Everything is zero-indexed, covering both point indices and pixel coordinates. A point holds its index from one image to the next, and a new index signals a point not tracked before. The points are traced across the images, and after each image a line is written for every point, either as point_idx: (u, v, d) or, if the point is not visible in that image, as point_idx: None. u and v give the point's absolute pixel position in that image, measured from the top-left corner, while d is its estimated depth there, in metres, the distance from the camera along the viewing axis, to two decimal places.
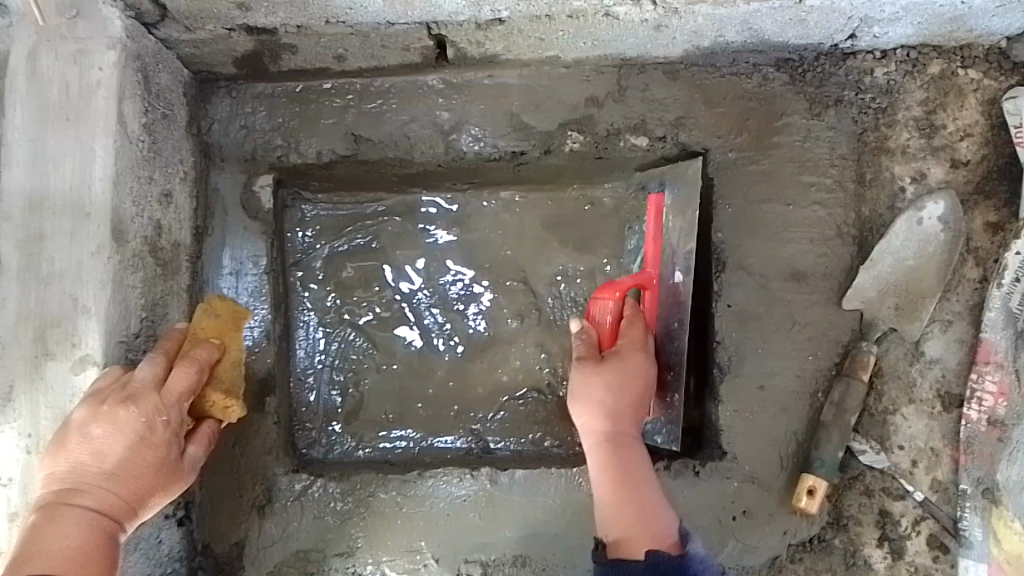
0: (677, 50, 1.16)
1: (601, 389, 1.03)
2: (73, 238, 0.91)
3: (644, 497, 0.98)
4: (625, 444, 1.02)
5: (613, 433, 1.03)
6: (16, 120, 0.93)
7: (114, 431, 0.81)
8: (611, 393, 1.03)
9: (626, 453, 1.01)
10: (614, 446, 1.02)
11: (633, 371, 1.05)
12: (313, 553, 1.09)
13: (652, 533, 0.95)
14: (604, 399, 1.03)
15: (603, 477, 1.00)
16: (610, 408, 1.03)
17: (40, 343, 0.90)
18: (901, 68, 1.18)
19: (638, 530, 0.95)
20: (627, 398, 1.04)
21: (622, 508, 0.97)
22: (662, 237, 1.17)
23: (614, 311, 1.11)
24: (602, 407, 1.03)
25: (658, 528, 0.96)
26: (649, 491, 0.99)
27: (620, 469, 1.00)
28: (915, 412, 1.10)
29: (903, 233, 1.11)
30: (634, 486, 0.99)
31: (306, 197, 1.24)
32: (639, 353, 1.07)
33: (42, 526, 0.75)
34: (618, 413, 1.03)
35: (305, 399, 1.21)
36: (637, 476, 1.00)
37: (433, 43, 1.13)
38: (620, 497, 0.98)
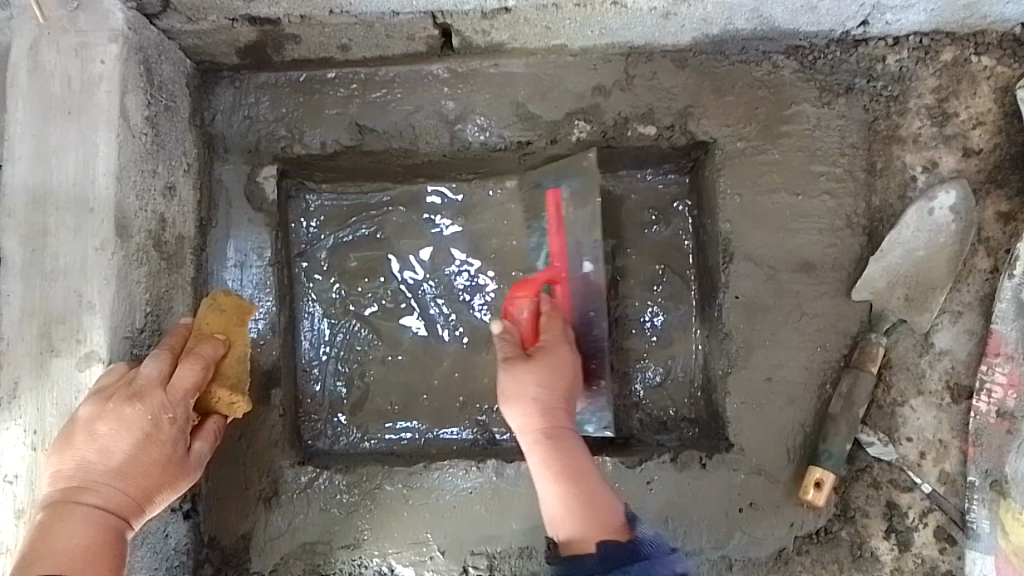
0: (685, 37, 1.14)
1: (534, 384, 0.99)
2: (77, 233, 0.91)
3: (590, 486, 0.93)
4: (564, 436, 0.98)
5: (551, 429, 0.98)
6: (18, 115, 0.93)
7: (120, 429, 0.81)
8: (543, 386, 1.00)
9: (566, 443, 0.97)
10: (553, 441, 0.97)
11: (558, 364, 1.02)
12: (320, 544, 1.10)
13: (600, 521, 0.89)
14: (534, 396, 0.99)
15: (545, 472, 0.95)
16: (543, 401, 0.99)
17: (46, 339, 0.90)
18: (913, 55, 1.16)
19: (586, 520, 0.89)
20: (558, 392, 1.00)
21: (570, 499, 0.92)
22: (563, 230, 1.13)
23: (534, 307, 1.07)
24: (535, 404, 0.99)
25: (606, 514, 0.90)
26: (595, 478, 0.94)
27: (560, 460, 0.95)
28: (923, 404, 1.10)
29: (914, 224, 1.10)
30: (576, 475, 0.94)
31: (310, 187, 1.24)
32: (561, 345, 1.04)
33: (50, 524, 0.75)
34: (553, 408, 0.99)
35: (311, 389, 1.21)
36: (578, 464, 0.95)
37: (438, 32, 1.12)
38: (565, 488, 0.93)
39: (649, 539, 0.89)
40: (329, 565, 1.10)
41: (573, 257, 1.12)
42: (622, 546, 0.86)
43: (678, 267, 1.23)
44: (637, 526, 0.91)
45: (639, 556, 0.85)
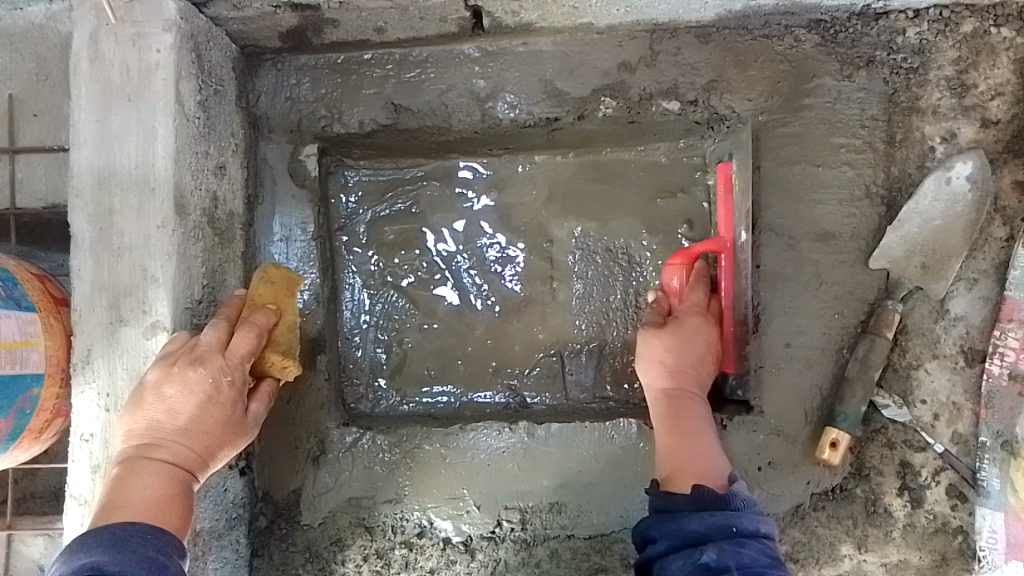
0: (709, 14, 1.18)
1: (662, 347, 1.09)
2: (139, 212, 0.98)
3: (697, 445, 1.01)
4: (688, 396, 1.08)
5: (672, 388, 1.08)
6: (82, 101, 0.99)
7: (186, 392, 0.88)
8: (675, 343, 1.09)
9: (686, 404, 1.07)
10: (675, 403, 1.07)
11: (692, 330, 1.11)
12: (364, 499, 1.18)
13: (704, 475, 0.98)
14: (664, 357, 1.09)
15: (663, 430, 1.05)
16: (668, 363, 1.09)
17: (115, 310, 0.97)
18: (933, 27, 1.19)
19: (692, 470, 0.99)
20: (687, 356, 1.09)
21: (682, 453, 1.01)
22: (731, 203, 1.20)
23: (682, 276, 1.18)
24: (662, 365, 1.09)
25: (710, 470, 0.98)
26: (708, 440, 1.03)
27: (676, 417, 1.05)
28: (938, 367, 1.14)
29: (931, 193, 1.13)
30: (689, 433, 1.03)
31: (349, 164, 1.31)
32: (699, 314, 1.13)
33: (124, 477, 0.83)
34: (679, 370, 1.09)
35: (353, 355, 1.29)
36: (695, 426, 1.04)
37: (469, 14, 1.17)
38: (677, 441, 1.03)
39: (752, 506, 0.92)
40: (373, 518, 1.18)
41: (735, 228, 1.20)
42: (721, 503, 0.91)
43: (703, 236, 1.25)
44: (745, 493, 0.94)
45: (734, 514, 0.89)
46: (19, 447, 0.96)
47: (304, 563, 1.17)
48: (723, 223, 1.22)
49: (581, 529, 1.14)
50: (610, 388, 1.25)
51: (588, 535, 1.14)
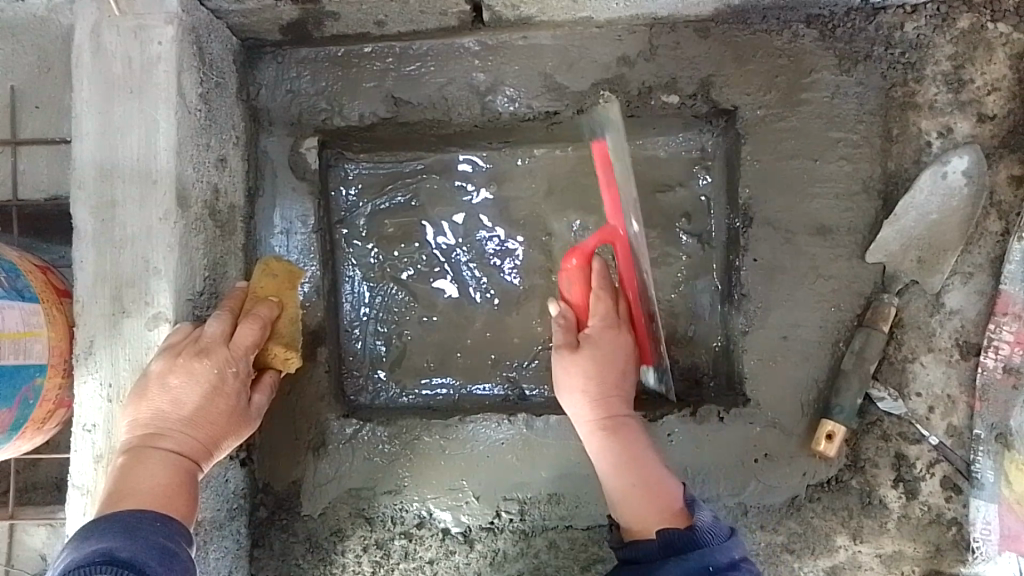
0: (707, 8, 1.19)
1: (583, 375, 1.06)
2: (142, 204, 0.98)
3: (646, 475, 1.00)
4: (622, 420, 1.05)
5: (603, 418, 1.05)
6: (84, 94, 0.99)
7: (190, 383, 0.89)
8: (594, 369, 1.06)
9: (622, 429, 1.04)
10: (612, 432, 1.04)
11: (607, 350, 1.08)
12: (364, 490, 1.19)
13: (661, 509, 0.96)
14: (587, 386, 1.06)
15: (605, 465, 1.02)
16: (592, 392, 1.06)
17: (117, 302, 0.97)
18: (931, 22, 1.20)
19: (647, 510, 0.97)
20: (606, 376, 1.06)
21: (630, 491, 0.99)
22: (615, 186, 1.11)
23: (581, 281, 1.13)
24: (587, 396, 1.06)
25: (664, 500, 0.97)
26: (654, 465, 1.01)
27: (613, 448, 1.03)
28: (933, 360, 1.15)
29: (927, 189, 1.15)
30: (631, 463, 1.01)
31: (348, 156, 1.31)
32: (608, 326, 1.10)
33: (131, 465, 0.84)
34: (603, 397, 1.06)
35: (352, 347, 1.30)
36: (639, 451, 1.02)
37: (470, 7, 1.17)
38: (621, 476, 1.00)
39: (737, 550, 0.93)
40: (373, 509, 1.18)
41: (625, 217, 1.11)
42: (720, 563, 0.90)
43: (699, 230, 1.28)
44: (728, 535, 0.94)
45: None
46: (21, 438, 0.95)
47: (304, 553, 1.18)
48: (612, 210, 1.14)
49: (579, 520, 1.15)
50: None
51: (586, 526, 1.15)
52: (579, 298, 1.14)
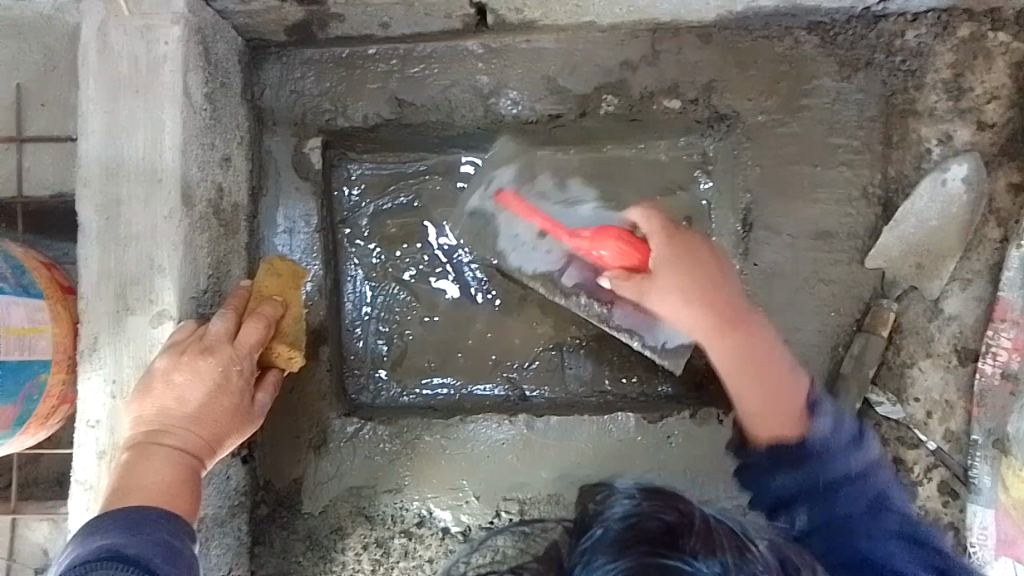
0: (710, 14, 1.20)
1: (670, 286, 1.02)
2: (147, 202, 0.98)
3: (771, 380, 1.00)
4: (736, 329, 1.03)
5: (723, 322, 1.03)
6: (90, 92, 1.00)
7: (195, 380, 0.90)
8: (680, 278, 1.02)
9: (740, 340, 1.02)
10: (734, 331, 1.03)
11: (682, 253, 1.03)
12: (365, 488, 1.19)
13: (783, 413, 0.96)
14: (682, 296, 1.02)
15: (729, 364, 1.03)
16: (692, 299, 1.02)
17: (121, 299, 0.98)
18: (931, 31, 1.21)
19: (772, 413, 0.97)
20: (697, 275, 1.02)
21: (755, 393, 1.00)
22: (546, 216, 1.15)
23: (614, 239, 1.05)
24: (684, 303, 1.02)
25: (788, 397, 0.98)
26: (769, 354, 1.02)
27: (733, 343, 1.03)
28: (931, 365, 1.17)
29: (927, 193, 1.17)
30: (753, 369, 1.01)
31: (352, 157, 1.31)
32: (679, 255, 1.02)
33: (136, 462, 0.85)
34: (705, 297, 1.03)
35: (354, 346, 1.30)
36: (757, 364, 1.01)
37: (474, 11, 1.18)
38: (749, 386, 1.01)
39: (852, 505, 0.86)
40: (373, 508, 1.19)
41: (572, 221, 1.20)
42: (835, 548, 0.84)
43: None
44: (841, 484, 0.88)
45: (884, 542, 0.84)
46: (25, 433, 0.95)
47: (305, 551, 1.18)
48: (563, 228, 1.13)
49: None
50: (608, 381, 1.27)
51: None
52: (631, 257, 1.04)
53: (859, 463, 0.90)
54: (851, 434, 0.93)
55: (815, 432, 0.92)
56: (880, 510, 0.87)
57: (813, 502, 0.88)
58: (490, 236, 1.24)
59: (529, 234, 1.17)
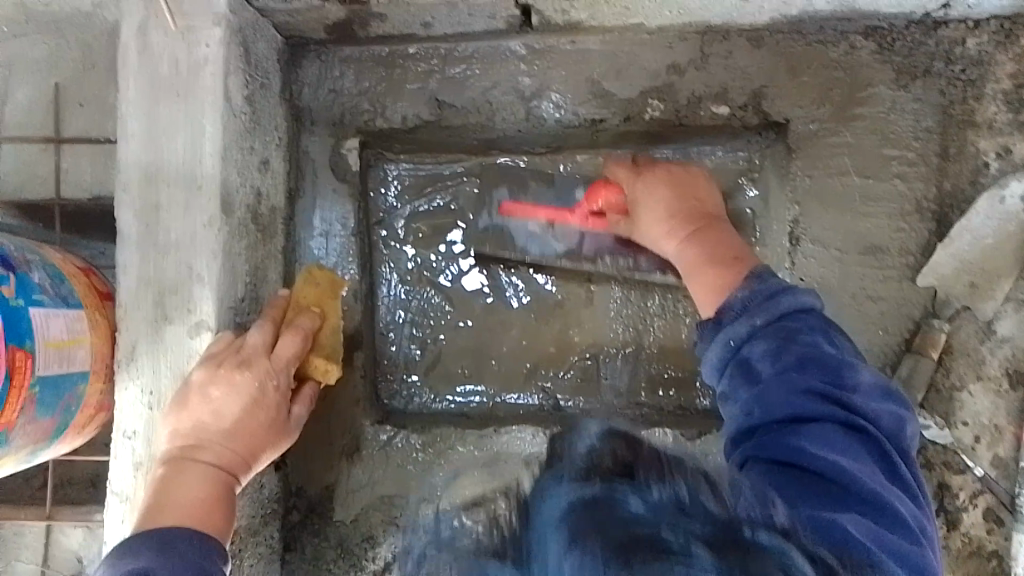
0: (763, 18, 1.14)
1: (642, 206, 1.11)
2: (186, 209, 0.97)
3: (710, 257, 1.03)
4: (703, 224, 1.08)
5: (685, 223, 1.08)
6: (130, 94, 0.98)
7: (231, 395, 0.88)
8: (649, 194, 1.11)
9: (695, 230, 1.07)
10: (689, 228, 1.07)
11: (652, 180, 1.12)
12: (398, 497, 1.18)
13: (714, 283, 0.99)
14: (653, 208, 1.10)
15: (687, 255, 1.06)
16: (662, 210, 1.10)
17: (160, 307, 0.97)
18: (993, 39, 1.15)
19: (708, 286, 1.00)
20: (670, 195, 1.10)
21: (699, 274, 1.02)
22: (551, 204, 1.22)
23: (599, 188, 1.16)
24: (655, 215, 1.10)
25: (722, 266, 1.00)
26: (721, 240, 1.05)
27: (688, 233, 1.07)
28: (981, 389, 1.13)
29: (984, 210, 1.12)
30: (702, 251, 1.04)
31: (389, 157, 1.28)
32: (644, 176, 1.12)
33: (172, 478, 0.84)
34: (674, 209, 1.09)
35: (388, 351, 1.28)
36: (717, 243, 1.04)
37: (519, 11, 1.13)
38: (695, 266, 1.04)
39: (763, 364, 0.85)
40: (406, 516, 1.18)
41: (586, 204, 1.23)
42: (760, 415, 0.83)
43: None
44: (750, 349, 0.87)
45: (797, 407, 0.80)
46: (63, 441, 0.94)
47: (336, 559, 1.17)
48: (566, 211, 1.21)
49: None
50: (644, 393, 1.25)
51: None
52: (614, 203, 1.15)
53: (770, 314, 0.89)
54: (772, 292, 0.91)
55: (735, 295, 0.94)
56: (788, 363, 0.83)
57: (735, 367, 0.88)
58: (508, 243, 1.25)
59: (540, 226, 1.23)
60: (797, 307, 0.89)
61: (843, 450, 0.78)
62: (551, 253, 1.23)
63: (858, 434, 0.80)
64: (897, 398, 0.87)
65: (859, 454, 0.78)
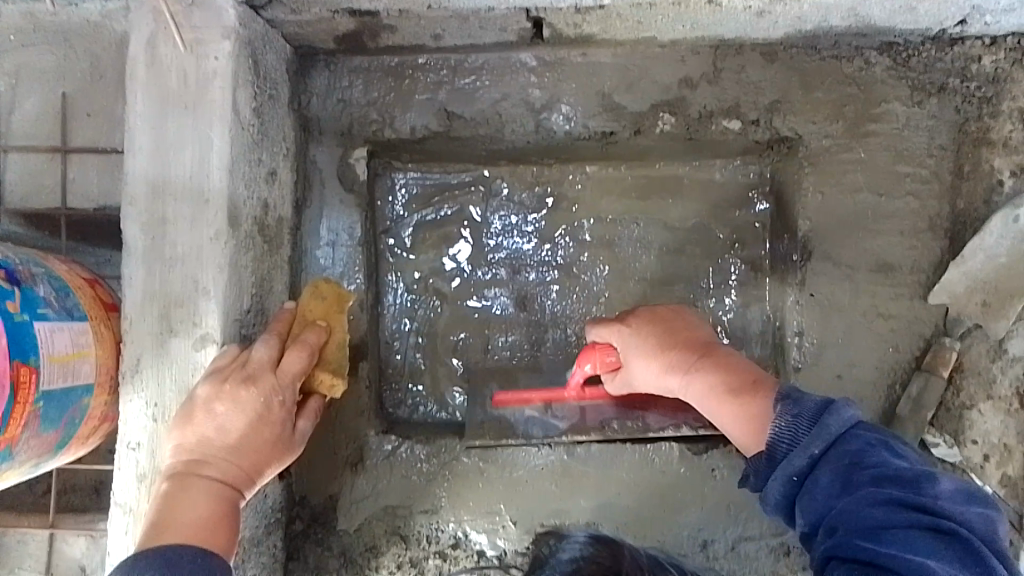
0: (777, 33, 1.13)
1: (635, 360, 1.01)
2: (193, 223, 0.97)
3: (725, 389, 0.91)
4: (701, 352, 0.97)
5: (683, 359, 0.97)
6: (138, 107, 0.97)
7: (236, 410, 0.88)
8: (637, 343, 1.01)
9: (697, 365, 0.96)
10: (689, 363, 0.96)
11: (639, 327, 1.02)
12: (401, 508, 1.18)
13: (748, 420, 0.87)
14: (647, 361, 1.00)
15: (700, 395, 0.95)
16: (655, 356, 0.99)
17: (165, 320, 0.97)
18: (1011, 56, 1.13)
19: (741, 427, 0.88)
20: (658, 339, 1.00)
21: (728, 416, 0.90)
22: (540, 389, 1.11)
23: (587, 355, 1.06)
24: (653, 363, 0.99)
25: (748, 396, 0.88)
26: (726, 366, 0.94)
27: (691, 367, 0.96)
28: (991, 408, 1.11)
29: (997, 231, 1.10)
30: (713, 386, 0.93)
31: (397, 167, 1.28)
32: (627, 324, 1.03)
33: (175, 495, 0.83)
34: (668, 349, 0.98)
35: (393, 359, 1.28)
36: (727, 368, 0.94)
37: (530, 24, 1.12)
38: (719, 406, 0.91)
39: (828, 491, 0.74)
40: (409, 527, 1.17)
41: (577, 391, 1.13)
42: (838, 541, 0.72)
43: (752, 257, 1.25)
44: (812, 478, 0.76)
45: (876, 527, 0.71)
46: (66, 453, 0.94)
47: (339, 567, 1.16)
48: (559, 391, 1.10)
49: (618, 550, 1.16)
50: None
51: None
52: (608, 360, 1.04)
53: (825, 438, 0.77)
54: (815, 412, 0.79)
55: (777, 433, 0.79)
56: (857, 483, 0.73)
57: (801, 501, 0.77)
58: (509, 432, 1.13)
59: (533, 409, 1.13)
60: (849, 423, 0.78)
61: (931, 558, 0.69)
62: (555, 431, 1.12)
63: (949, 543, 0.70)
64: (984, 499, 0.75)
65: (950, 562, 0.69)
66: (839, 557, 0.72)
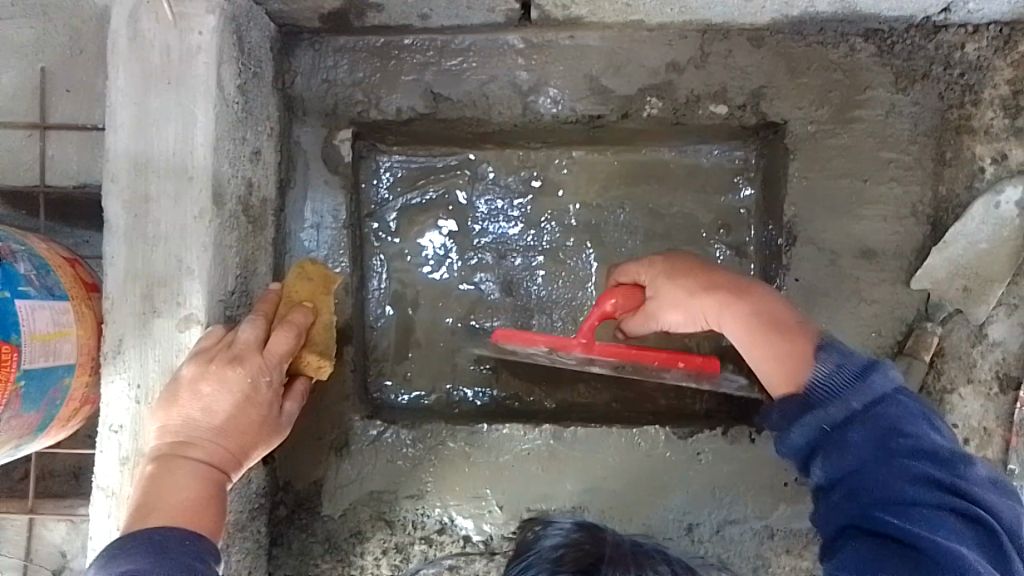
0: (764, 18, 1.14)
1: (663, 285, 1.01)
2: (177, 201, 0.95)
3: (773, 331, 0.91)
4: (747, 288, 0.96)
5: (727, 289, 0.97)
6: (119, 82, 0.95)
7: (222, 390, 0.86)
8: (672, 271, 1.02)
9: (744, 297, 0.95)
10: (739, 292, 0.96)
11: (675, 263, 1.03)
12: (386, 493, 1.17)
13: (789, 362, 0.87)
14: (684, 285, 0.99)
15: (738, 327, 0.94)
16: (694, 280, 0.99)
17: (148, 301, 0.95)
18: (992, 44, 1.15)
19: (779, 368, 0.88)
20: (698, 269, 1.00)
21: (767, 354, 0.90)
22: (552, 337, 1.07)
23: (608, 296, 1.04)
24: (688, 288, 0.98)
25: (795, 342, 0.89)
26: (776, 308, 0.94)
27: (735, 296, 0.96)
28: (972, 392, 1.13)
29: (979, 216, 1.12)
30: (757, 323, 0.93)
31: (381, 150, 1.28)
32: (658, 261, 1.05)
33: (160, 477, 0.82)
34: (712, 280, 0.98)
35: (376, 345, 1.27)
36: (771, 314, 0.93)
37: (518, 6, 1.11)
38: (757, 343, 0.91)
39: (862, 448, 0.78)
40: (395, 512, 1.17)
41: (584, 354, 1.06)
42: (857, 502, 0.77)
43: (737, 243, 1.27)
44: (846, 434, 0.79)
45: (900, 490, 0.75)
46: (47, 435, 0.92)
47: (324, 553, 1.16)
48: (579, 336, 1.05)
49: None
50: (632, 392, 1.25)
51: None
52: (628, 294, 1.04)
53: (867, 396, 0.80)
54: (859, 369, 0.83)
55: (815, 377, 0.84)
56: (893, 448, 0.77)
57: (827, 452, 0.80)
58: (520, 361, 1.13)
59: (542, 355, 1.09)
60: (892, 386, 0.82)
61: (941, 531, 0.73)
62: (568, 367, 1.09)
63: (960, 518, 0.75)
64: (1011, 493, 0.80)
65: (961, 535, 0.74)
66: (857, 520, 0.77)
